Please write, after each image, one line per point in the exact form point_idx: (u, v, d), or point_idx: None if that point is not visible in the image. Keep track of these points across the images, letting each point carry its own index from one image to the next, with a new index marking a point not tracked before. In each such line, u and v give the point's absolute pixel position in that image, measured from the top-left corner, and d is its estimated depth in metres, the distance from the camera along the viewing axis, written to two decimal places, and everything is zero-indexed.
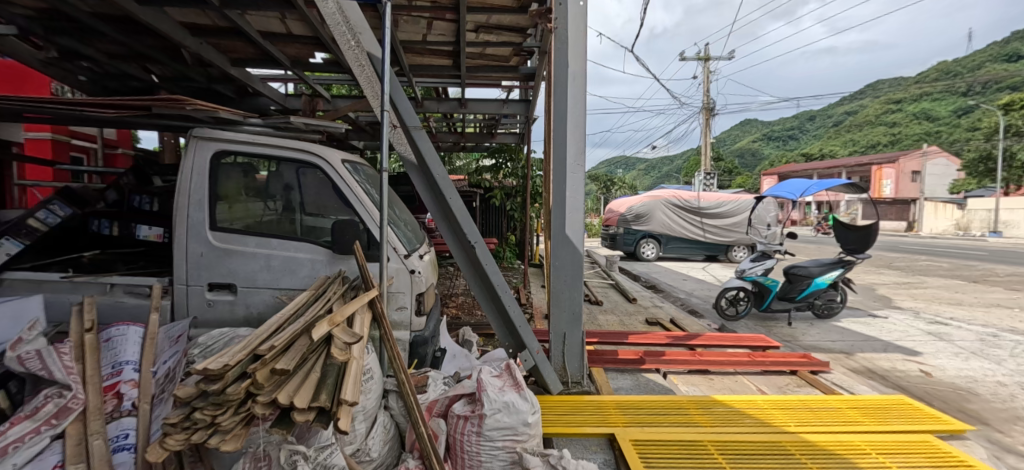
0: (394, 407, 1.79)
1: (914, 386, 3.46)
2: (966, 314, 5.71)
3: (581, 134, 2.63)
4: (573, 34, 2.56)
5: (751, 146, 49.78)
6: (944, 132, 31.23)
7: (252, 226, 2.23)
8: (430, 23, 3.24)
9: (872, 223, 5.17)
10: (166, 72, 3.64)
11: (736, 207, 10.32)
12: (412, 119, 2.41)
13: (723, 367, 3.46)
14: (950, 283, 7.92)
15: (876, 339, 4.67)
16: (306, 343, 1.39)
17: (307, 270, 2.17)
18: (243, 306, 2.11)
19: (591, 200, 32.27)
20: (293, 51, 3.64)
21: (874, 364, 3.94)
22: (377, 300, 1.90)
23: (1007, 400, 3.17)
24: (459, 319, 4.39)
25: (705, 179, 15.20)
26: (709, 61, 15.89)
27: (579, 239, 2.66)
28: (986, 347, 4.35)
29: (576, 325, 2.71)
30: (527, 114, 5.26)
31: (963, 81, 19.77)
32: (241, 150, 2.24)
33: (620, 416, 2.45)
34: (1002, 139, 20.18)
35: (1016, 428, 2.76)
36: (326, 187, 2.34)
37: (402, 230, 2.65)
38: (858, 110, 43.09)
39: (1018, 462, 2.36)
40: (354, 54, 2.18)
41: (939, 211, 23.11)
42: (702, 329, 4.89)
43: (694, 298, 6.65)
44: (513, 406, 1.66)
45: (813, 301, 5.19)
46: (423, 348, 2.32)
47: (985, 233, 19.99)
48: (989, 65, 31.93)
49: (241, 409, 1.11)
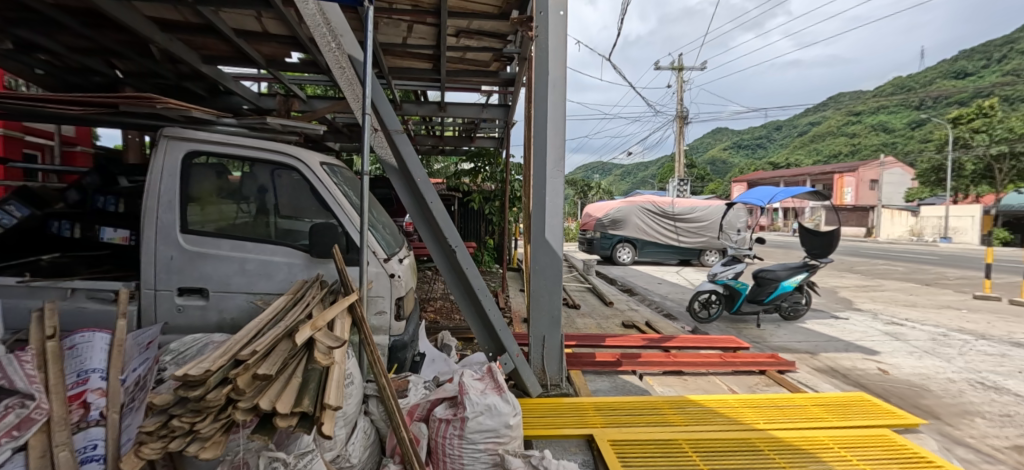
0: (374, 412, 1.77)
1: (873, 383, 3.68)
2: (919, 315, 6.10)
3: (561, 139, 2.70)
4: (553, 42, 2.62)
5: (722, 155, 51.68)
6: (900, 143, 33.23)
7: (225, 228, 2.18)
8: (410, 27, 3.27)
9: (834, 229, 5.49)
10: (132, 67, 3.50)
11: (707, 212, 10.67)
12: (394, 121, 2.39)
13: (697, 368, 3.59)
14: (904, 286, 8.44)
15: (839, 340, 4.93)
16: (287, 349, 1.35)
17: (284, 274, 2.13)
18: (216, 311, 2.05)
19: (569, 205, 32.65)
20: (268, 50, 3.58)
21: (836, 364, 4.17)
22: (358, 304, 1.87)
23: (955, 395, 3.42)
24: (437, 323, 4.38)
25: (678, 186, 15.61)
26: (682, 70, 16.47)
27: (558, 243, 2.71)
28: (937, 346, 4.67)
29: (555, 328, 2.76)
30: (507, 119, 5.30)
31: (918, 96, 20.89)
32: (214, 150, 2.19)
33: (598, 417, 2.51)
34: (950, 151, 21.70)
35: (964, 421, 2.98)
36: (304, 190, 2.32)
37: (381, 233, 2.64)
38: (820, 122, 45.44)
39: (965, 454, 2.56)
40: (334, 56, 2.17)
41: (895, 218, 24.64)
42: (677, 331, 5.03)
43: (669, 301, 6.84)
44: (495, 408, 1.67)
45: (780, 304, 5.44)
46: (403, 352, 2.33)
47: (937, 239, 21.39)
48: (936, 82, 34.37)
49: (221, 416, 1.07)
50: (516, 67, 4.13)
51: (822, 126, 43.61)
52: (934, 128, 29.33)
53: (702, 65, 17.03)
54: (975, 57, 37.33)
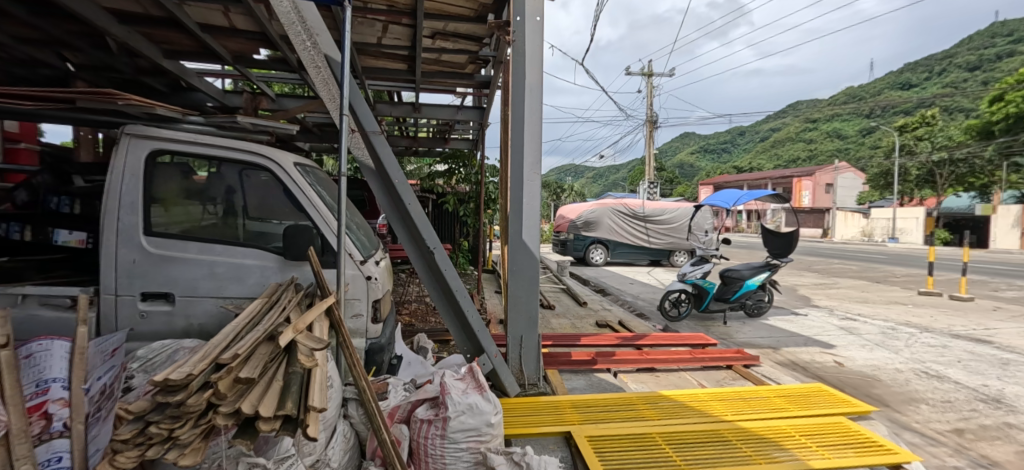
0: (354, 415, 1.75)
1: (830, 375, 3.93)
2: (870, 310, 6.54)
3: (537, 143, 2.75)
4: (530, 47, 2.67)
5: (690, 159, 53.53)
6: (852, 149, 35.41)
7: (192, 230, 2.10)
8: (385, 27, 3.24)
9: (793, 230, 5.82)
10: (86, 60, 3.29)
11: (677, 214, 11.04)
12: (371, 123, 2.37)
13: (668, 364, 3.73)
14: (857, 284, 9.03)
15: (798, 335, 5.23)
16: (267, 352, 1.32)
17: (256, 277, 2.07)
18: (183, 316, 1.98)
19: (543, 207, 32.85)
20: (235, 46, 3.46)
21: (796, 357, 4.42)
22: (336, 307, 1.85)
23: (902, 384, 3.70)
24: (412, 325, 4.35)
25: (649, 189, 16.05)
26: (652, 76, 16.98)
27: (535, 244, 2.76)
28: (886, 339, 5.04)
29: (532, 328, 2.80)
30: (482, 121, 5.32)
31: (867, 105, 22.33)
32: (180, 149, 2.11)
33: (576, 414, 2.57)
34: (896, 158, 23.33)
35: (910, 408, 3.24)
36: (276, 191, 2.26)
37: (356, 235, 2.61)
38: (781, 128, 47.80)
39: (912, 438, 2.79)
40: (309, 56, 2.14)
41: (848, 219, 26.21)
42: (648, 329, 5.19)
43: (641, 301, 7.04)
44: (477, 407, 1.69)
45: (745, 302, 5.71)
46: (380, 355, 2.32)
47: (887, 240, 22.89)
48: (883, 93, 36.88)
49: (201, 421, 1.04)
50: (491, 69, 4.17)
51: (782, 132, 45.91)
52: (881, 136, 31.46)
53: (671, 71, 17.61)
54: (916, 70, 40.38)
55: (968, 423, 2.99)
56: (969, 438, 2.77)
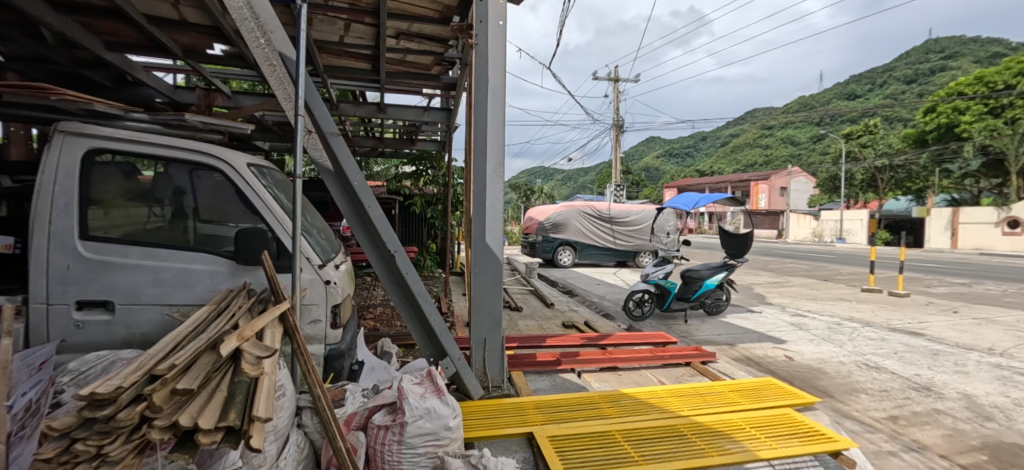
0: (308, 424, 1.72)
1: (781, 369, 4.19)
2: (819, 307, 7.01)
3: (501, 146, 2.78)
4: (492, 51, 2.71)
5: (656, 163, 55.32)
6: (804, 155, 37.74)
7: (135, 234, 1.99)
8: (347, 25, 3.19)
9: (748, 232, 6.16)
10: (15, 50, 3.03)
11: (642, 216, 11.40)
12: (329, 123, 2.32)
13: (630, 363, 3.86)
14: (808, 282, 9.64)
15: (753, 331, 5.53)
16: (211, 362, 1.28)
17: (205, 283, 1.99)
18: (124, 326, 1.87)
19: (513, 209, 32.99)
20: (187, 40, 3.29)
21: (750, 353, 4.68)
22: (290, 313, 1.80)
23: (844, 375, 4.00)
24: (377, 330, 4.27)
25: (616, 191, 16.50)
26: (618, 82, 17.48)
27: (498, 247, 2.80)
28: (831, 333, 5.42)
29: (496, 330, 2.83)
30: (450, 122, 5.31)
31: (816, 115, 23.83)
32: (121, 148, 2.00)
33: (538, 415, 2.62)
34: (842, 164, 25.06)
35: (851, 397, 3.51)
36: (228, 193, 2.18)
37: (315, 238, 2.55)
38: (740, 134, 50.27)
39: (852, 426, 3.02)
40: (263, 53, 2.08)
41: (800, 221, 27.88)
42: (613, 329, 5.35)
43: (607, 301, 7.23)
44: (435, 411, 1.70)
45: (704, 301, 5.98)
46: (339, 361, 2.28)
47: (835, 241, 24.51)
48: (831, 104, 39.56)
49: (134, 437, 1.00)
50: (458, 71, 4.18)
51: (741, 138, 48.28)
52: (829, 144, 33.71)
53: (636, 77, 18.18)
54: (859, 82, 43.53)
55: (901, 410, 3.27)
56: (902, 425, 3.03)
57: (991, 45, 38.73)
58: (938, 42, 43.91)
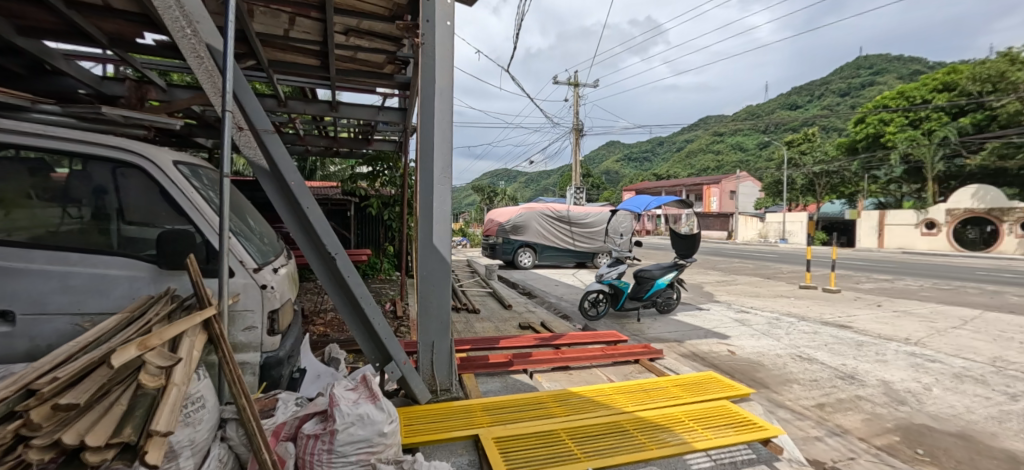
0: (233, 437, 1.64)
1: (723, 363, 4.46)
2: (760, 304, 7.51)
3: (449, 147, 2.79)
4: (440, 51, 2.71)
5: (617, 166, 57.02)
6: (751, 161, 40.27)
7: (43, 237, 1.83)
8: (292, 19, 3.07)
9: (696, 233, 6.51)
10: None
11: (600, 218, 11.73)
12: (264, 120, 2.23)
13: (581, 362, 3.97)
14: (752, 280, 10.31)
15: (700, 328, 5.85)
16: (110, 374, 1.21)
17: (124, 289, 1.86)
18: (28, 337, 1.71)
19: (477, 210, 32.84)
20: (113, 28, 3.05)
21: (697, 349, 4.95)
22: (215, 320, 1.71)
23: (779, 367, 4.32)
24: (326, 336, 4.14)
25: (576, 194, 16.88)
26: (577, 87, 17.91)
27: (447, 249, 2.80)
28: (770, 328, 5.83)
29: (444, 333, 2.83)
30: (406, 122, 5.24)
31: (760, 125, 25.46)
32: (27, 143, 1.83)
33: (485, 416, 2.65)
34: (784, 171, 26.96)
35: (784, 388, 3.80)
36: (154, 193, 2.03)
37: (252, 242, 2.45)
38: (694, 141, 52.85)
39: (784, 414, 3.28)
40: (189, 44, 1.97)
41: (748, 223, 29.69)
42: (569, 329, 5.48)
43: (565, 302, 7.39)
44: (368, 417, 1.69)
45: (655, 300, 6.25)
46: (278, 369, 2.18)
47: (778, 242, 26.31)
48: (775, 114, 42.48)
49: (7, 457, 0.93)
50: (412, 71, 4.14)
51: (695, 144, 50.77)
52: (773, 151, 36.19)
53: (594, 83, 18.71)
54: (799, 94, 47.06)
55: (828, 398, 3.58)
56: (827, 411, 3.32)
57: (909, 65, 43.11)
58: (867, 60, 48.27)
